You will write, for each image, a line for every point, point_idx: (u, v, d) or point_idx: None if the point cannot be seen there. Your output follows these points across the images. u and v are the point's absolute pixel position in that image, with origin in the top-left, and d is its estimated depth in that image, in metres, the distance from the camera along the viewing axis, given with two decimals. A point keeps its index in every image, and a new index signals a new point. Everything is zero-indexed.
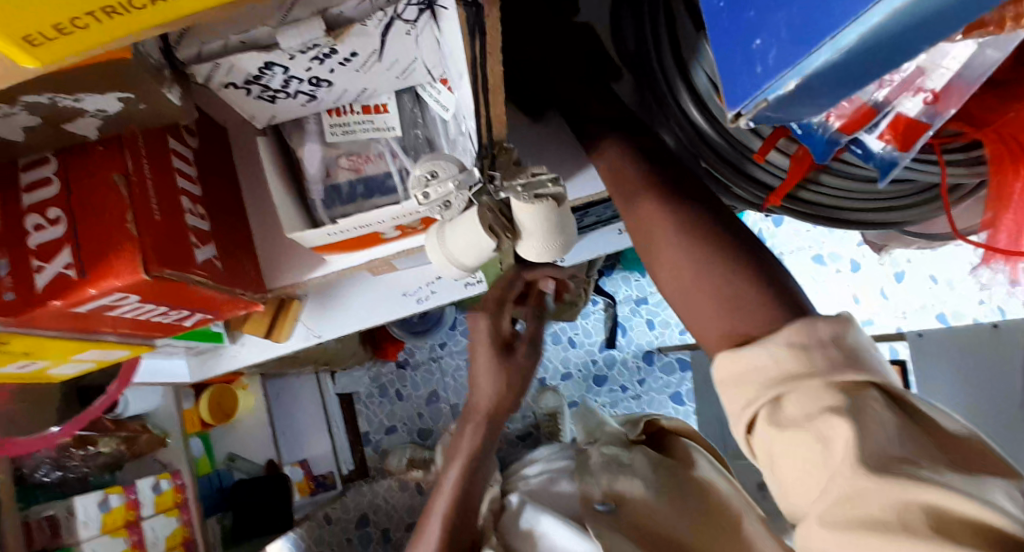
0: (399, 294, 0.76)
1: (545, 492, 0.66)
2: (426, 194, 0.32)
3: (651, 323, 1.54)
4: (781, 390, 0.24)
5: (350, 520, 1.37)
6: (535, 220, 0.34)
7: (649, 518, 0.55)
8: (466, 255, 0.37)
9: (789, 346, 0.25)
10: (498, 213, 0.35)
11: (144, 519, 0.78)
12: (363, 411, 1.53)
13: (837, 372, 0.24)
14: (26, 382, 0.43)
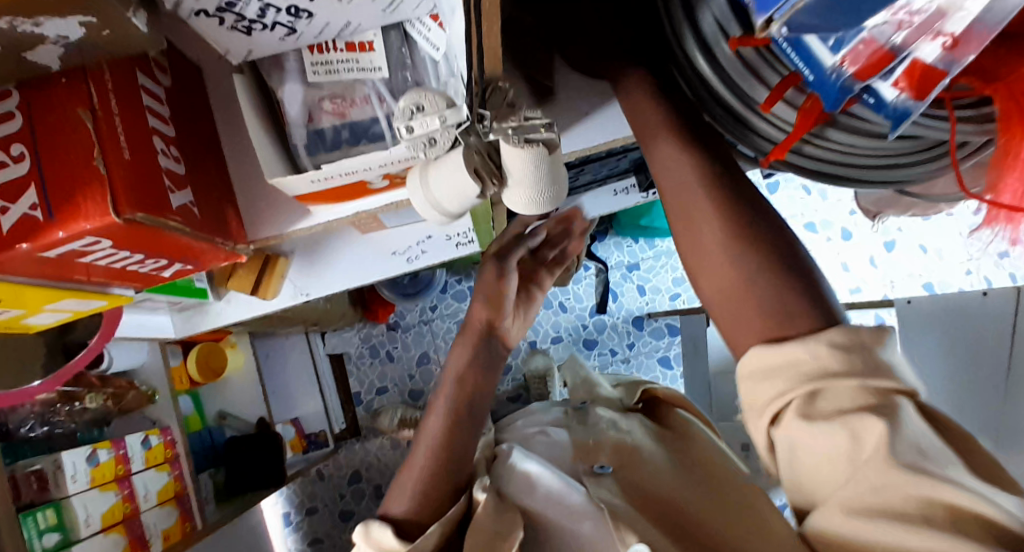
0: (388, 254, 0.75)
1: (537, 444, 0.66)
2: (409, 128, 0.30)
3: (642, 289, 1.54)
4: (816, 385, 0.25)
5: (342, 476, 1.50)
6: (523, 166, 0.32)
7: (647, 465, 0.56)
8: (449, 198, 0.36)
9: (830, 345, 0.26)
10: (485, 156, 0.33)
11: (134, 474, 0.79)
12: (354, 371, 1.54)
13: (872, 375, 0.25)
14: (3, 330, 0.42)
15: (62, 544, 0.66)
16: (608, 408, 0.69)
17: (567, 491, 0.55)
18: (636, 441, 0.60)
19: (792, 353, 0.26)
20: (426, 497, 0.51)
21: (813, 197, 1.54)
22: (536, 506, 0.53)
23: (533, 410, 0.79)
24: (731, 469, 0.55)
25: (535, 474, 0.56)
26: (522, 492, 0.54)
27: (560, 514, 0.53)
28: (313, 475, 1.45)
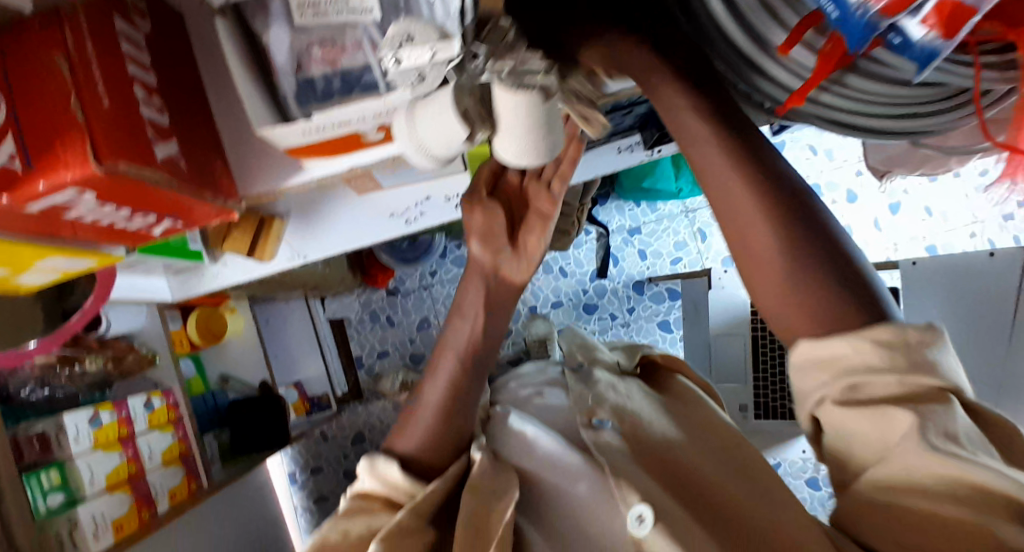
0: (387, 215, 0.73)
1: (534, 408, 0.65)
2: (398, 60, 0.27)
3: (643, 254, 1.53)
4: (855, 381, 0.32)
5: (346, 437, 1.54)
6: (520, 111, 0.29)
7: (646, 423, 0.56)
8: (433, 142, 0.32)
9: (872, 342, 0.31)
10: (475, 99, 0.31)
11: (138, 436, 0.80)
12: (355, 335, 1.55)
13: (912, 373, 0.31)
14: None
15: (69, 505, 0.67)
16: (605, 369, 0.69)
17: (563, 454, 0.54)
18: (636, 400, 0.60)
19: (837, 350, 0.32)
20: (434, 439, 0.53)
21: (818, 159, 1.52)
22: (533, 466, 0.54)
23: (529, 370, 0.79)
24: (732, 436, 0.55)
25: (532, 436, 0.56)
26: (517, 454, 0.55)
27: (559, 478, 0.53)
28: (317, 436, 1.48)
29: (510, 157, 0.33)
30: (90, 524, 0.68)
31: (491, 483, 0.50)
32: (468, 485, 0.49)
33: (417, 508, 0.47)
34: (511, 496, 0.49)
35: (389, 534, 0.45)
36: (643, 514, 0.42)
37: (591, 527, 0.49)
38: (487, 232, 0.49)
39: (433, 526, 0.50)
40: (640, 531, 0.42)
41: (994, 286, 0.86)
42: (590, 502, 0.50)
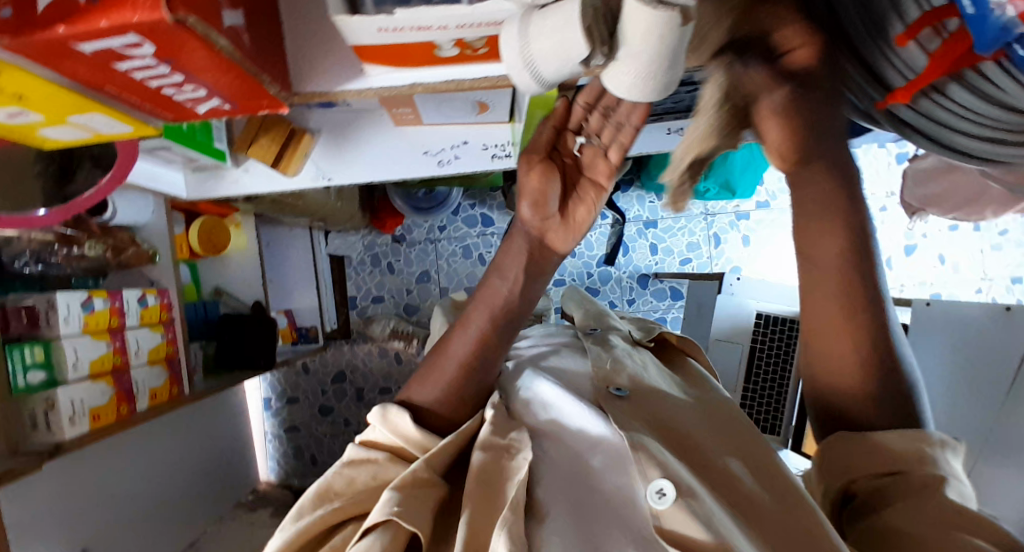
0: (421, 152, 0.70)
1: (550, 364, 0.66)
2: None
3: (654, 249, 1.51)
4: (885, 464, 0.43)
5: (326, 374, 1.52)
6: (650, 33, 0.25)
7: (659, 398, 0.56)
8: (550, 62, 0.28)
9: (906, 438, 0.43)
10: (600, 16, 0.26)
11: (128, 329, 0.77)
12: (353, 275, 1.53)
13: (929, 459, 0.42)
14: (18, 138, 0.38)
15: (48, 384, 0.64)
16: (620, 337, 0.72)
17: (588, 418, 0.53)
18: (651, 378, 0.60)
19: (874, 440, 0.43)
20: (452, 393, 0.53)
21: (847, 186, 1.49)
22: (552, 426, 0.54)
23: (537, 332, 0.81)
24: (745, 428, 0.56)
25: (550, 397, 0.56)
26: (532, 415, 0.55)
27: (576, 440, 0.52)
28: (297, 368, 1.51)
29: (620, 88, 0.29)
30: (68, 408, 0.66)
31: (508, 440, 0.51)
32: (478, 442, 0.50)
33: (431, 463, 0.47)
34: (528, 455, 0.48)
35: (402, 483, 0.45)
36: (663, 490, 0.43)
37: (599, 486, 0.47)
38: (540, 196, 0.49)
39: (441, 480, 0.49)
40: (659, 504, 0.42)
41: (1003, 341, 0.86)
42: (600, 465, 0.49)
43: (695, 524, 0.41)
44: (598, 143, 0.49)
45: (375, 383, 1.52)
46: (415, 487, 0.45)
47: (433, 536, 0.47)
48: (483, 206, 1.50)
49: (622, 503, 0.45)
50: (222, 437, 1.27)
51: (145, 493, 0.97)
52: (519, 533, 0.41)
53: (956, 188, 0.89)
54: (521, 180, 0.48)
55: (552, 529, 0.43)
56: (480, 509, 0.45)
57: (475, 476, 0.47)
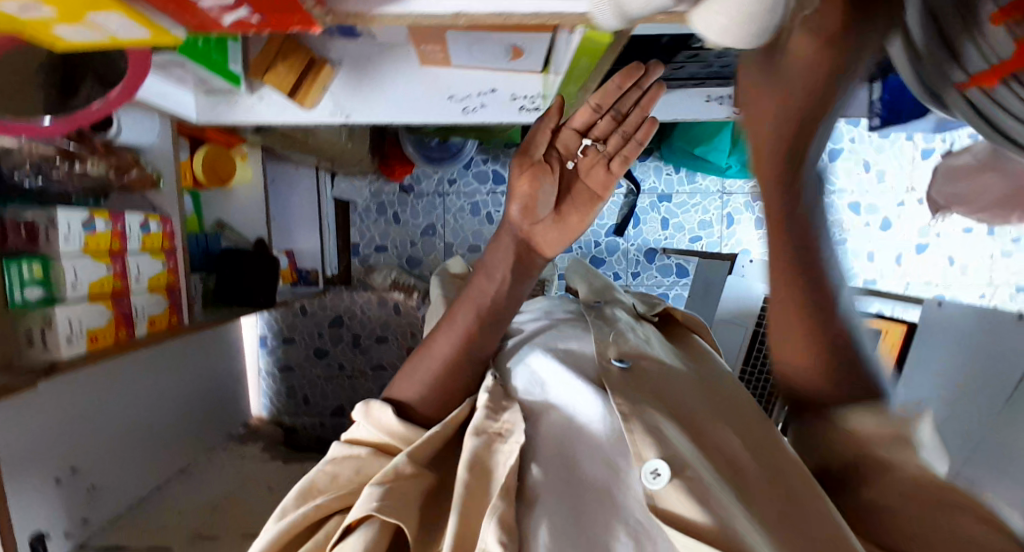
0: (444, 97, 0.67)
1: (550, 337, 0.64)
2: None
3: (665, 223, 1.49)
4: None
5: (324, 317, 1.49)
6: None
7: (662, 372, 0.56)
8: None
9: None
10: None
11: (129, 254, 0.75)
12: (357, 222, 1.48)
13: None
14: (28, 35, 0.35)
15: (46, 301, 0.62)
16: (624, 312, 0.71)
17: (585, 391, 0.51)
18: (656, 357, 0.59)
19: None
20: (437, 392, 0.56)
21: (868, 177, 1.43)
22: (551, 405, 0.52)
23: (542, 306, 0.81)
24: (746, 407, 0.55)
25: (550, 375, 0.55)
26: (535, 391, 0.55)
27: (574, 418, 0.50)
28: (295, 308, 1.49)
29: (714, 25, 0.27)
30: (65, 327, 0.64)
31: (500, 424, 0.50)
32: (471, 426, 0.49)
33: (416, 460, 0.47)
34: (519, 440, 0.47)
35: (384, 477, 0.44)
36: (658, 471, 0.41)
37: (591, 466, 0.45)
38: (528, 200, 0.59)
39: (426, 469, 0.48)
40: (653, 485, 0.40)
41: (1009, 349, 0.86)
42: (596, 444, 0.47)
43: (695, 508, 0.39)
44: (600, 151, 0.62)
45: (372, 332, 1.51)
46: (398, 481, 0.44)
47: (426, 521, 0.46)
48: (496, 163, 1.46)
49: (619, 476, 0.44)
50: (212, 371, 1.26)
51: (131, 421, 0.97)
52: (510, 522, 0.39)
53: (988, 189, 0.86)
54: (514, 183, 0.59)
55: (546, 505, 0.41)
56: (472, 487, 0.44)
57: (467, 465, 0.45)
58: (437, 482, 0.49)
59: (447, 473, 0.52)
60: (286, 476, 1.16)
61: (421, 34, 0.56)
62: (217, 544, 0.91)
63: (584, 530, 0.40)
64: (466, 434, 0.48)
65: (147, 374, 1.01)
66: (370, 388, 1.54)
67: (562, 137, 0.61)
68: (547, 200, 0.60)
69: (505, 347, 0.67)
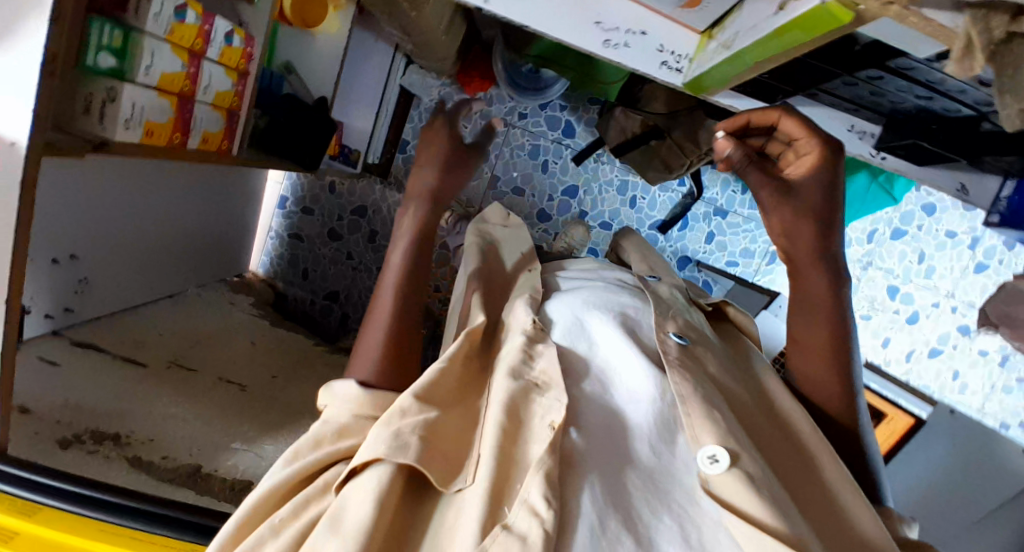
0: (591, 20, 0.60)
1: (608, 298, 0.63)
2: None
3: (710, 237, 1.46)
4: None
5: (349, 204, 1.45)
6: None
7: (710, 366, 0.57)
8: None
9: None
10: None
11: (206, 60, 0.70)
12: (415, 117, 1.40)
13: None
14: None
15: (115, 75, 0.57)
16: (679, 293, 0.74)
17: (644, 364, 0.53)
18: (711, 348, 0.62)
19: None
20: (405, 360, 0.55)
21: (917, 268, 1.28)
22: (595, 366, 0.53)
23: (588, 265, 0.82)
24: (782, 414, 0.57)
25: (605, 335, 0.57)
26: (585, 347, 0.55)
27: (625, 385, 0.51)
28: (325, 182, 1.45)
29: None
30: (128, 109, 0.58)
31: (537, 375, 0.50)
32: (507, 371, 0.50)
33: (422, 402, 0.47)
34: (559, 398, 0.47)
35: (389, 421, 0.44)
36: (715, 457, 0.44)
37: (638, 441, 0.46)
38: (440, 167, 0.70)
39: (435, 406, 0.48)
40: (710, 469, 0.44)
41: (993, 463, 1.13)
42: (646, 423, 0.47)
43: (754, 502, 0.42)
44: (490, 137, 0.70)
45: (391, 234, 1.47)
46: (405, 421, 0.44)
47: (457, 455, 0.46)
48: (573, 114, 1.39)
49: (661, 471, 0.44)
50: (221, 209, 1.22)
51: (134, 227, 0.94)
52: (552, 475, 0.39)
53: None
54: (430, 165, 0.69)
55: (592, 465, 0.42)
56: (504, 442, 0.44)
57: (504, 409, 0.46)
58: (459, 419, 0.50)
59: (472, 411, 0.52)
60: (267, 337, 1.13)
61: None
62: (193, 376, 0.87)
63: (631, 499, 0.41)
64: (502, 377, 0.49)
65: (158, 189, 0.97)
66: (371, 286, 1.51)
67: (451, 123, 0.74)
68: (451, 184, 0.70)
69: (547, 301, 0.66)
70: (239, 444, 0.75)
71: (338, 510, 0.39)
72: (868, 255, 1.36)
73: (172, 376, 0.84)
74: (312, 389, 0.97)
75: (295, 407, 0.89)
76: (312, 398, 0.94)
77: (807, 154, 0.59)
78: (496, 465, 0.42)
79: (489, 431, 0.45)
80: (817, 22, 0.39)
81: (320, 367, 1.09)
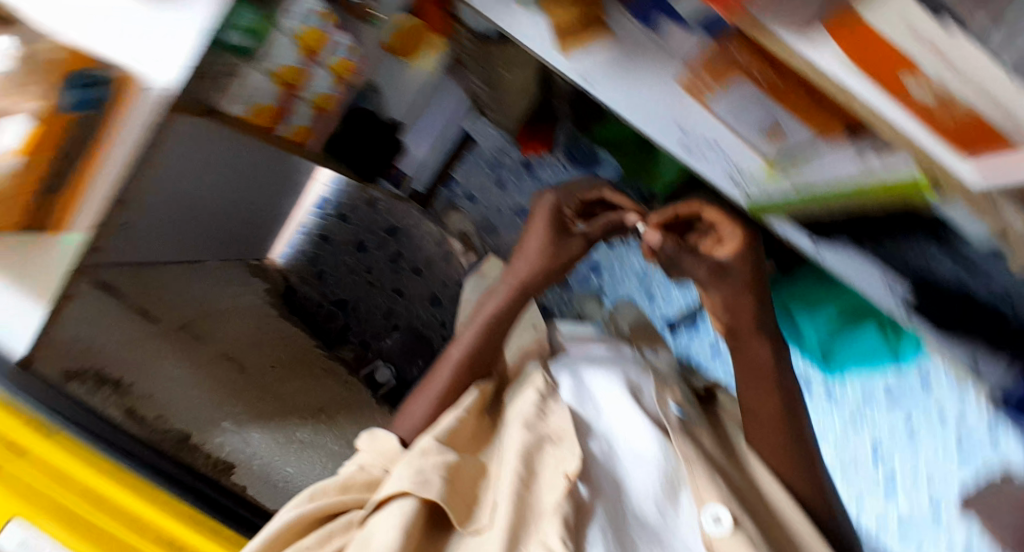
0: (676, 127, 0.65)
1: (614, 360, 0.67)
2: None
3: (715, 351, 1.30)
4: None
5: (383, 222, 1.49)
6: None
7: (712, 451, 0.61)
8: None
9: None
10: None
11: (321, 65, 0.75)
12: (466, 161, 1.47)
13: None
14: None
15: (240, 52, 0.62)
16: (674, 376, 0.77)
17: (650, 432, 0.57)
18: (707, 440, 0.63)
19: None
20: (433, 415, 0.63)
21: (912, 451, 1.02)
22: (601, 430, 0.59)
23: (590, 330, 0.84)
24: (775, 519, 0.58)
25: (614, 399, 0.61)
26: (592, 413, 0.60)
27: (627, 453, 0.56)
28: (366, 197, 1.47)
29: None
30: (250, 91, 0.68)
31: (550, 429, 0.55)
32: (523, 421, 0.55)
33: (441, 445, 0.54)
34: (572, 450, 0.52)
35: (412, 461, 0.51)
36: (718, 516, 0.49)
37: (642, 505, 0.52)
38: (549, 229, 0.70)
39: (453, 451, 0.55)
40: (713, 530, 0.49)
41: None
42: (652, 485, 0.53)
43: None
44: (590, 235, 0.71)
45: (414, 260, 1.48)
46: (430, 457, 0.51)
47: (470, 492, 0.52)
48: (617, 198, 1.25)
49: (660, 535, 0.51)
50: (262, 187, 1.27)
51: (180, 188, 0.95)
52: (565, 522, 0.46)
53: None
54: (528, 240, 0.70)
55: (597, 521, 0.49)
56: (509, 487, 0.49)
57: (520, 455, 0.52)
58: (476, 461, 0.56)
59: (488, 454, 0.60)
60: (272, 326, 1.12)
61: (724, 60, 0.53)
62: (197, 345, 0.86)
63: (633, 541, 0.49)
64: (518, 428, 0.54)
65: (213, 158, 1.01)
66: (381, 305, 1.45)
67: (572, 199, 0.72)
68: (547, 275, 0.69)
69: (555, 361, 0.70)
70: (230, 423, 0.75)
71: (368, 535, 0.47)
72: (847, 413, 1.11)
73: (179, 340, 0.84)
74: (306, 388, 0.96)
75: (286, 400, 0.88)
76: (304, 395, 0.93)
77: (728, 238, 0.65)
78: (512, 510, 0.47)
79: (506, 472, 0.51)
80: (905, 188, 0.49)
81: (315, 368, 1.07)
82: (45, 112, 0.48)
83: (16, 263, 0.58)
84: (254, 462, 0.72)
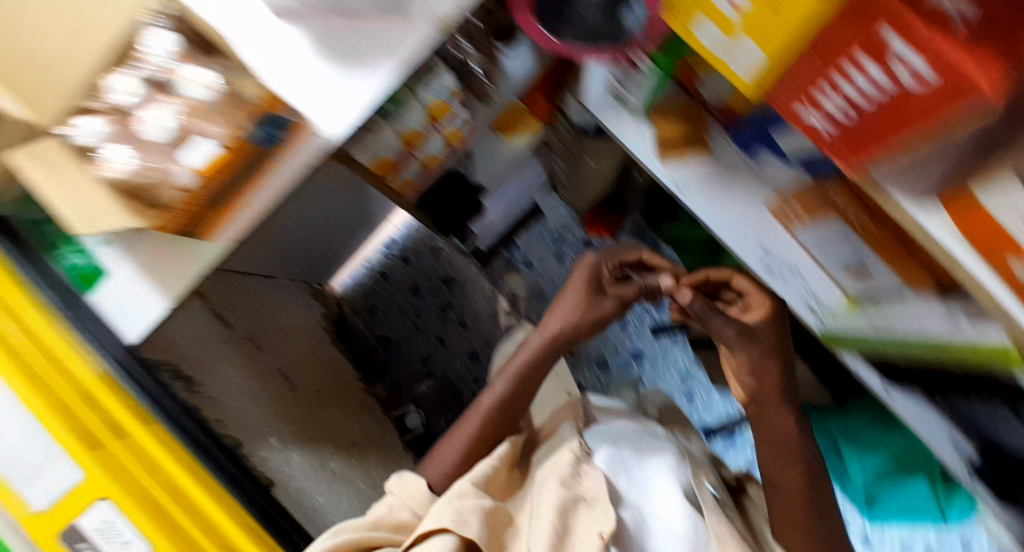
0: (760, 247, 0.64)
1: (642, 433, 0.67)
2: None
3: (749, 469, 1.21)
4: None
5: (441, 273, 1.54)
6: None
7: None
8: None
9: None
10: None
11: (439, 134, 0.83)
12: (531, 230, 1.53)
13: None
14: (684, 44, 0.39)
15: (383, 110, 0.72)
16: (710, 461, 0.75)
17: (683, 507, 0.57)
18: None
19: None
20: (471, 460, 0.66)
21: None
22: (632, 503, 0.58)
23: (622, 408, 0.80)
24: None
25: (647, 470, 0.61)
26: (624, 479, 0.60)
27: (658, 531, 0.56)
28: (432, 245, 1.53)
29: None
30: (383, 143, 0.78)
31: (585, 490, 0.56)
32: (559, 478, 0.56)
33: (478, 489, 0.56)
34: (605, 514, 0.53)
35: (452, 500, 0.53)
36: None
37: None
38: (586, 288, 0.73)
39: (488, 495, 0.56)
40: None
41: None
42: None
43: None
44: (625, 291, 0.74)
45: (462, 312, 1.50)
46: (467, 500, 0.53)
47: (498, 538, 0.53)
48: None
49: None
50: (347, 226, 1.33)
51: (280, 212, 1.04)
52: None
53: None
54: (568, 293, 0.74)
55: None
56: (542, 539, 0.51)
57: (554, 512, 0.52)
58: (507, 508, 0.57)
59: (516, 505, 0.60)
60: (323, 350, 1.16)
61: (821, 197, 0.59)
62: (259, 356, 0.90)
63: None
64: (554, 485, 0.55)
65: (315, 193, 1.11)
66: (421, 351, 1.48)
67: (609, 262, 0.75)
68: (586, 327, 0.72)
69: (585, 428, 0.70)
70: (275, 440, 0.77)
71: None
72: None
73: (245, 349, 0.89)
74: (345, 417, 0.98)
75: (325, 429, 0.89)
76: (341, 425, 0.95)
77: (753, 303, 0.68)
78: None
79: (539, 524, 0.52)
80: (988, 355, 0.48)
81: (352, 401, 1.08)
82: (232, 141, 0.47)
83: (162, 262, 0.57)
84: (291, 484, 0.74)
